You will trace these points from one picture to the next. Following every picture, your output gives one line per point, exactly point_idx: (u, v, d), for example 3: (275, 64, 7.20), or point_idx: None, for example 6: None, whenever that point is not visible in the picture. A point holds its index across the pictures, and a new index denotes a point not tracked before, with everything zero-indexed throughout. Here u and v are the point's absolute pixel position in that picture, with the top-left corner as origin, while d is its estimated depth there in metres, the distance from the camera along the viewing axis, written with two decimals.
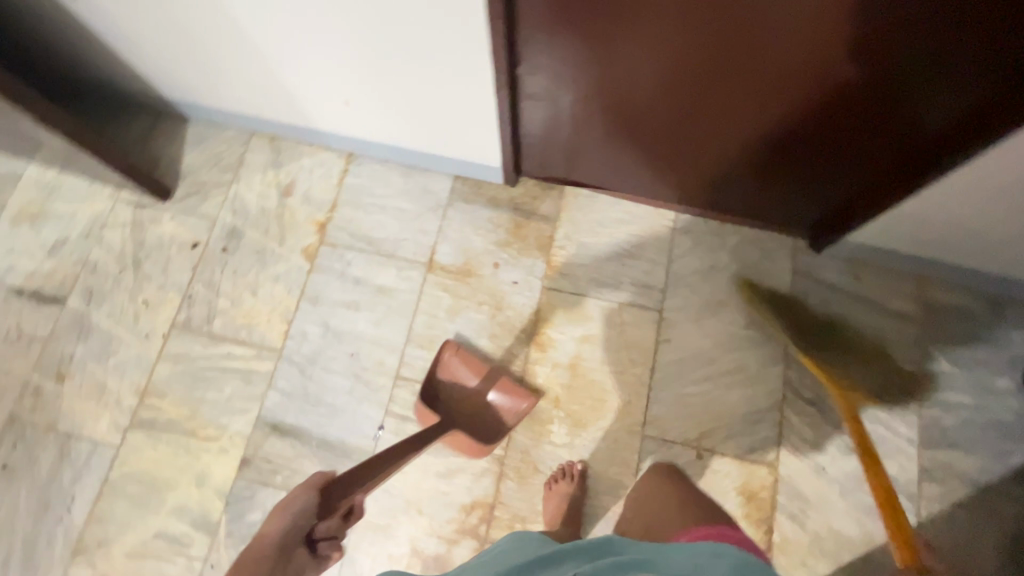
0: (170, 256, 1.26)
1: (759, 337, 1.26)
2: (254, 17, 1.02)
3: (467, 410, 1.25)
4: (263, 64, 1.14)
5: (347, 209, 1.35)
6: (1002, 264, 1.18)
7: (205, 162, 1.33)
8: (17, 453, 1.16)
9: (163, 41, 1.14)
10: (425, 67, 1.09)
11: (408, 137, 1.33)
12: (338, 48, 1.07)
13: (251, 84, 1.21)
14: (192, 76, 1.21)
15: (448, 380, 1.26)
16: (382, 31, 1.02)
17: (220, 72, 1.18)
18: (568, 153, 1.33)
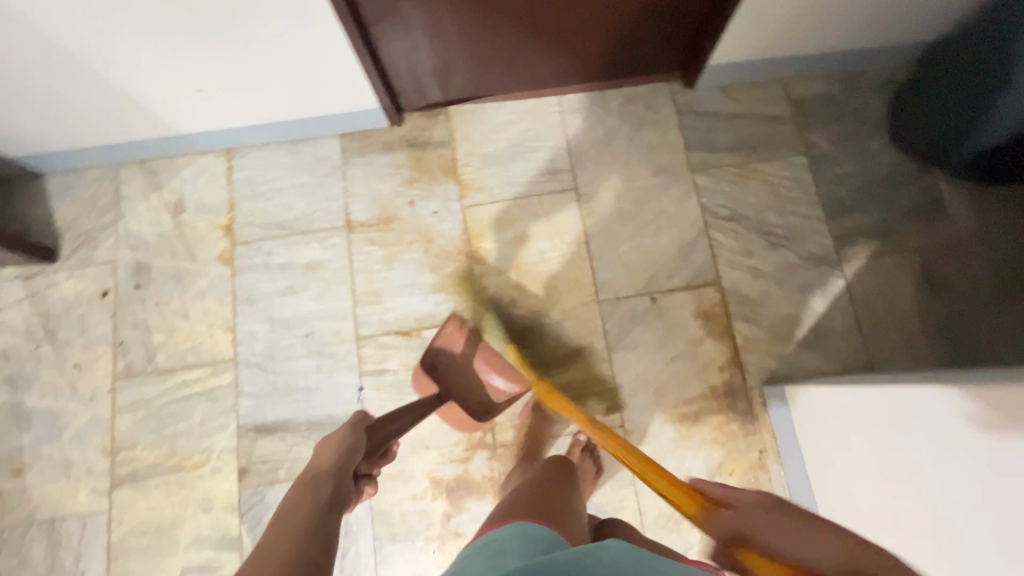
0: (83, 313, 1.25)
1: (669, 179, 1.29)
2: (67, 32, 0.96)
3: (465, 386, 1.15)
4: (95, 83, 1.07)
5: (247, 203, 1.30)
6: (843, 38, 1.23)
7: (80, 211, 1.31)
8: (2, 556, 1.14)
9: None
10: (252, 26, 1.00)
11: (272, 117, 1.25)
12: (160, 40, 0.99)
13: (93, 110, 1.14)
14: (31, 119, 1.14)
15: (448, 350, 1.16)
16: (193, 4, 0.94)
17: (55, 105, 1.11)
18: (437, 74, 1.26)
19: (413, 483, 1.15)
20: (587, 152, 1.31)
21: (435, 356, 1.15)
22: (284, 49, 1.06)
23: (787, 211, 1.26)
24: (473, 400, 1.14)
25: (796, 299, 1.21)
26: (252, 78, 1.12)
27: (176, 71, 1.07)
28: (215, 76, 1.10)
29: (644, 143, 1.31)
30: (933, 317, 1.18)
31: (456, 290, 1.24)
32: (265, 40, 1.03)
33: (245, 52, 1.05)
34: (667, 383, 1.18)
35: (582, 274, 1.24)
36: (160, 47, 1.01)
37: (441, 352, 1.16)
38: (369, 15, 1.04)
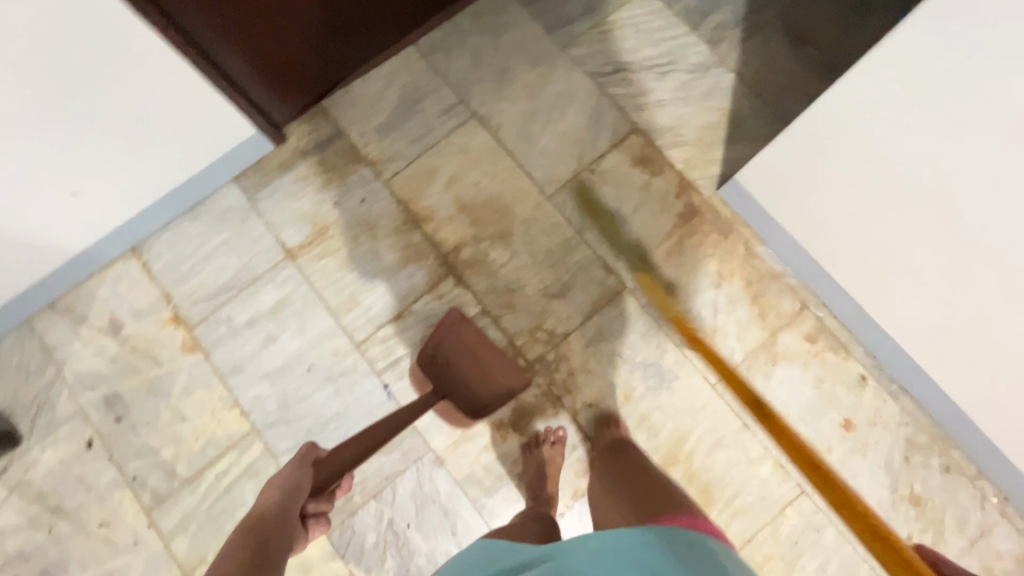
0: (79, 473, 1.17)
1: (548, 65, 1.33)
2: None
3: (465, 383, 1.16)
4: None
5: (181, 286, 1.25)
6: None
7: (15, 384, 1.20)
8: None
9: None
10: (107, 105, 0.94)
11: (160, 196, 1.19)
12: (23, 169, 0.92)
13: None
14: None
15: (452, 343, 1.17)
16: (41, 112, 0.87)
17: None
18: None
19: (480, 437, 1.17)
20: (467, 78, 1.33)
21: (435, 349, 1.18)
22: (146, 120, 1.01)
23: (660, 41, 1.34)
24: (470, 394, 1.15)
25: (706, 107, 1.30)
26: (126, 163, 1.06)
27: (52, 195, 1.00)
28: (90, 179, 1.03)
29: (510, 44, 1.34)
30: (815, 65, 1.31)
31: (420, 256, 1.25)
32: (125, 119, 0.98)
33: (106, 137, 0.99)
34: (642, 232, 1.25)
35: (521, 182, 1.28)
36: (28, 176, 0.94)
37: (442, 348, 1.17)
38: None
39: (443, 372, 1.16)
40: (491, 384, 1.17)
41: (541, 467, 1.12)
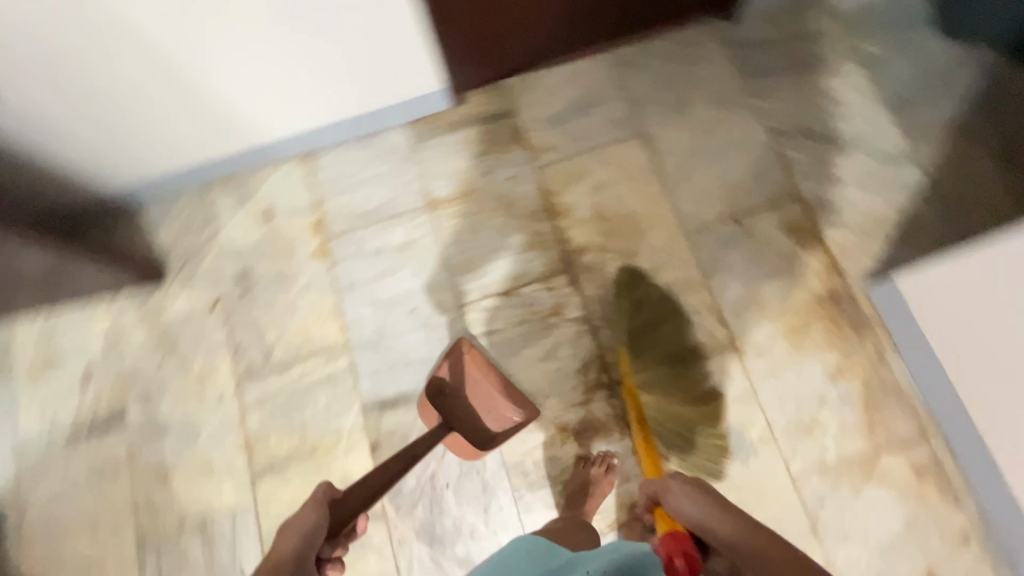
0: (199, 324, 1.32)
1: (729, 109, 1.32)
2: (187, 51, 1.04)
3: (467, 411, 1.15)
4: (181, 84, 1.11)
5: (332, 199, 1.38)
6: None
7: (178, 233, 1.39)
8: (167, 558, 1.20)
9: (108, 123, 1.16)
10: (346, 26, 1.07)
11: (342, 110, 1.31)
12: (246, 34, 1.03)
13: (178, 116, 1.19)
14: (120, 130, 1.18)
15: (453, 372, 1.17)
16: (297, 11, 1.01)
17: (144, 114, 1.16)
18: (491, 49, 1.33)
19: (540, 432, 1.18)
20: (645, 98, 1.35)
21: (440, 383, 1.16)
22: (356, 32, 1.09)
23: (852, 117, 1.28)
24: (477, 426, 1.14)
25: (880, 198, 1.23)
26: (325, 66, 1.16)
27: (255, 65, 1.10)
28: (293, 68, 1.14)
29: (698, 78, 1.35)
30: (1020, 193, 1.20)
31: (544, 246, 1.29)
32: (341, 24, 1.06)
33: (332, 50, 1.12)
34: (768, 298, 1.20)
35: (663, 210, 1.28)
36: (263, 57, 1.09)
37: (443, 376, 1.17)
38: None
39: (446, 396, 1.15)
40: (493, 418, 1.16)
41: (586, 488, 1.11)
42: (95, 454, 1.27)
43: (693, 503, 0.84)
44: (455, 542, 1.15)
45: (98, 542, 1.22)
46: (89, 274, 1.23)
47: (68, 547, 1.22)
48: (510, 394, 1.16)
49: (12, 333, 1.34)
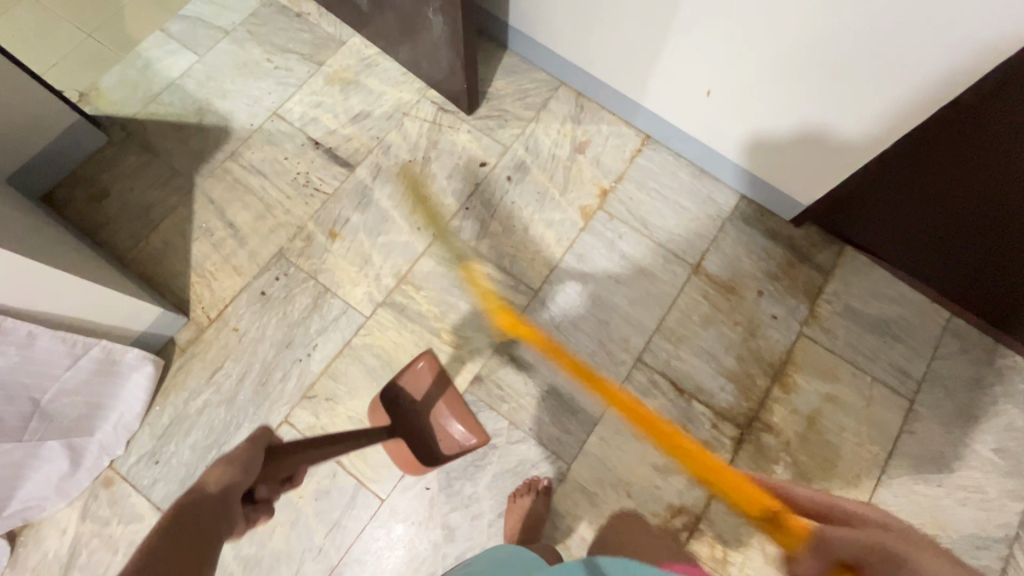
0: (457, 164, 1.37)
1: (1007, 468, 1.16)
2: (694, 12, 1.04)
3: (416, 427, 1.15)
4: (651, 5, 1.07)
5: (632, 187, 1.37)
6: None
7: (510, 93, 1.44)
8: (277, 284, 1.25)
9: None
10: (823, 99, 1.03)
11: (716, 139, 1.28)
12: (748, 38, 1.02)
13: (615, 36, 1.20)
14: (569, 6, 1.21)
15: (409, 385, 1.17)
16: (808, 60, 0.98)
17: (597, 17, 1.19)
18: (856, 229, 1.26)
19: (596, 512, 1.13)
20: (947, 381, 1.22)
21: (395, 394, 1.17)
22: (832, 98, 1.01)
23: None
24: (426, 446, 1.14)
25: None
26: (764, 93, 1.09)
27: (727, 36, 1.04)
28: (742, 80, 1.10)
29: (1005, 416, 1.20)
30: None
31: (744, 392, 1.21)
32: (817, 93, 1.03)
33: (784, 101, 1.08)
34: None
35: (863, 476, 1.16)
36: (735, 60, 1.07)
37: (400, 383, 1.17)
38: (879, 168, 1.07)
39: (399, 407, 1.16)
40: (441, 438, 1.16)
41: (518, 514, 1.08)
42: (309, 171, 1.35)
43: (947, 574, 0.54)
44: (456, 508, 1.12)
45: (251, 226, 1.30)
46: (443, 63, 1.29)
47: (232, 208, 1.31)
48: (459, 415, 1.16)
49: (348, 43, 1.46)
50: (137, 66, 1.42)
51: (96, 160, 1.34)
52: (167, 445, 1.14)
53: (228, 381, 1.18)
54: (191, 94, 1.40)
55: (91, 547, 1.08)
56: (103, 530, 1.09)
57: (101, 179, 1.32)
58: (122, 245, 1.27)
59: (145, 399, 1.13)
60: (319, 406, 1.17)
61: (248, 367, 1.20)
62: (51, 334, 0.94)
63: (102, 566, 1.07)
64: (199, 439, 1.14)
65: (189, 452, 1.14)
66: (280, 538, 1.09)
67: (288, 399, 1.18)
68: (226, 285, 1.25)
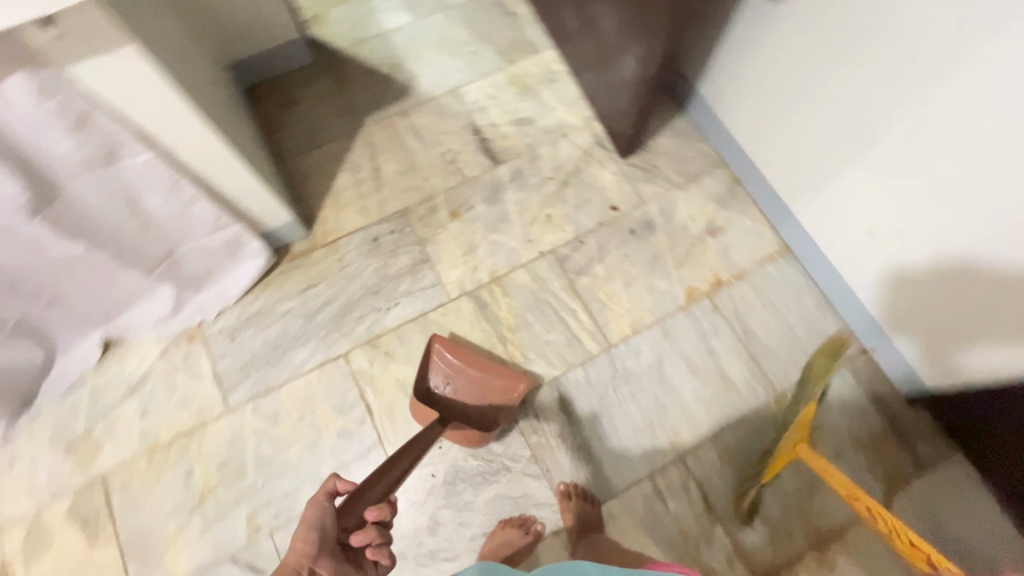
0: (590, 198, 1.39)
1: None
2: (894, 147, 0.98)
3: (461, 411, 1.18)
4: (864, 102, 0.99)
5: (749, 288, 1.31)
6: None
7: (669, 153, 1.43)
8: (390, 237, 1.35)
9: (765, 85, 1.19)
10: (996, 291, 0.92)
11: (859, 279, 1.19)
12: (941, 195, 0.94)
13: (803, 128, 1.14)
14: (765, 96, 1.20)
15: (437, 374, 1.20)
16: (996, 243, 0.89)
17: (788, 116, 1.16)
18: (977, 439, 1.12)
19: None
20: None
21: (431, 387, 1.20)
22: (1007, 294, 0.91)
23: None
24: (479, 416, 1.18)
25: None
26: (933, 257, 1.00)
27: (935, 167, 0.93)
28: (915, 234, 1.02)
29: None
30: None
31: (773, 543, 1.12)
32: (991, 283, 0.92)
33: (951, 272, 0.98)
34: None
35: None
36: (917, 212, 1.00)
37: (426, 381, 1.20)
38: None
39: (439, 403, 1.19)
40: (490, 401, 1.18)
41: (500, 543, 1.09)
42: (459, 151, 1.44)
43: None
44: (448, 506, 1.15)
45: (392, 178, 1.41)
46: (619, 104, 1.32)
47: (383, 156, 1.43)
48: (493, 376, 1.18)
49: (542, 54, 1.54)
50: (364, 9, 1.59)
51: (300, 74, 1.52)
52: (246, 330, 1.28)
53: (315, 299, 1.30)
54: (395, 48, 1.55)
55: (156, 384, 1.24)
56: (170, 374, 1.25)
57: (296, 91, 1.50)
58: (287, 151, 1.44)
59: (246, 285, 1.27)
60: (376, 357, 1.25)
61: (336, 296, 1.31)
62: (206, 204, 1.07)
63: (156, 402, 1.23)
64: (272, 337, 1.27)
65: (260, 344, 1.26)
66: (296, 452, 1.20)
67: (354, 338, 1.27)
68: (349, 220, 1.37)
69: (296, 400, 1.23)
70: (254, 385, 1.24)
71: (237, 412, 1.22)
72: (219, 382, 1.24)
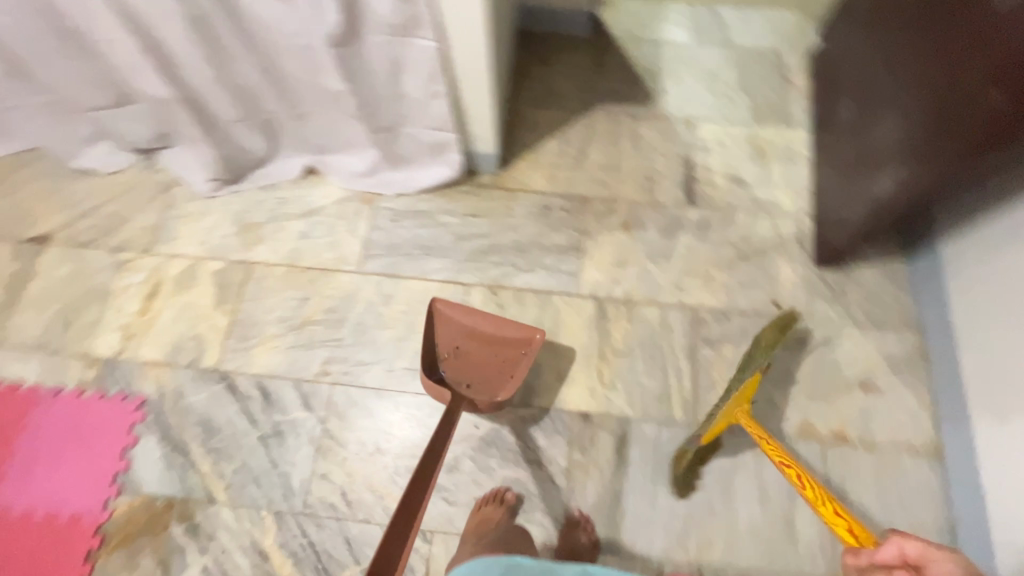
0: (758, 284, 1.33)
1: None
2: None
3: (472, 369, 1.22)
4: None
5: (866, 461, 1.19)
6: None
7: (868, 287, 1.31)
8: (561, 213, 1.41)
9: (1012, 284, 1.05)
10: None
11: (999, 530, 1.03)
12: None
13: None
14: (1004, 295, 1.06)
15: (441, 341, 1.23)
16: None
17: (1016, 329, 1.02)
18: None
19: None
20: None
21: (439, 355, 1.23)
22: None
23: None
24: (488, 375, 1.22)
25: None
26: None
27: None
28: None
29: None
30: None
31: None
32: None
33: None
34: None
35: None
36: None
37: (437, 347, 1.23)
38: None
39: (449, 375, 1.22)
40: (500, 360, 1.22)
41: (482, 521, 1.12)
42: (664, 176, 1.45)
43: None
44: (474, 460, 1.21)
45: (592, 165, 1.46)
46: (844, 217, 1.24)
47: (595, 143, 1.49)
48: (505, 332, 1.22)
49: (794, 132, 1.49)
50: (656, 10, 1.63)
51: (569, 38, 1.61)
52: (407, 220, 1.42)
53: (472, 227, 1.40)
54: (661, 58, 1.57)
55: (324, 219, 1.43)
56: (337, 219, 1.43)
57: (557, 50, 1.59)
58: (521, 95, 1.54)
59: (429, 184, 1.40)
60: (491, 303, 1.33)
61: (489, 235, 1.40)
62: (445, 104, 1.19)
63: (316, 234, 1.42)
64: (423, 237, 1.40)
65: (411, 236, 1.40)
66: (386, 336, 1.32)
67: (483, 277, 1.36)
68: (537, 180, 1.45)
69: (411, 296, 1.35)
70: (388, 265, 1.38)
71: (365, 277, 1.37)
72: (366, 247, 1.40)
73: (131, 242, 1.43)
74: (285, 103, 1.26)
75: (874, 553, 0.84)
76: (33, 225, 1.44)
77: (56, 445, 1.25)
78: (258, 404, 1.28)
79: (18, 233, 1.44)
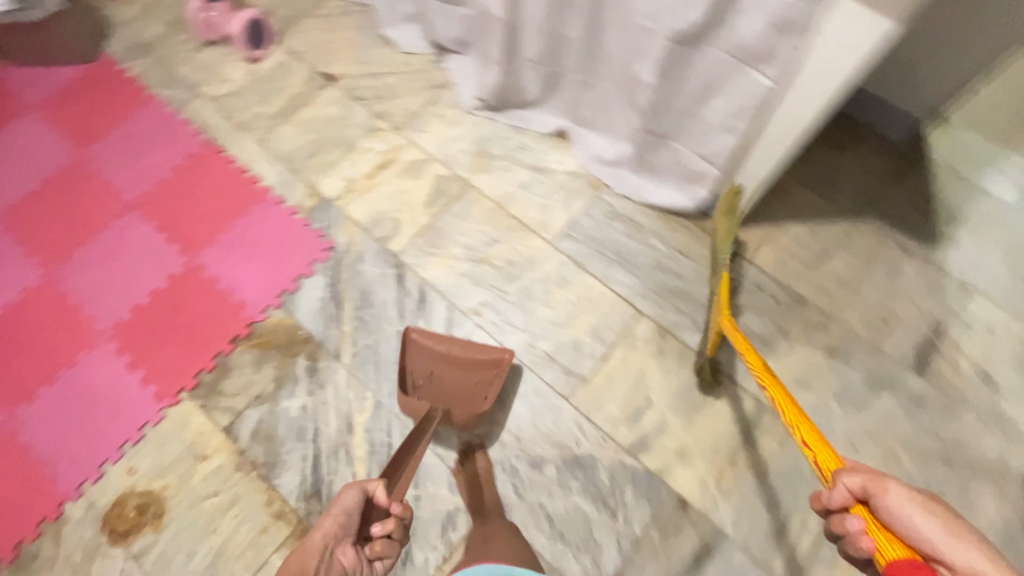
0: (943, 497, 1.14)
1: None
2: None
3: (447, 395, 1.21)
4: None
5: None
6: None
7: None
8: (770, 300, 1.30)
9: None
10: None
11: None
12: None
13: None
14: None
15: (415, 366, 1.23)
16: None
17: None
18: None
19: None
20: None
21: (413, 381, 1.22)
22: None
23: None
24: (459, 393, 1.21)
25: None
26: None
27: None
28: None
29: None
30: None
31: None
32: None
33: None
34: None
35: None
36: None
37: (410, 372, 1.22)
38: None
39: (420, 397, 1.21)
40: (473, 384, 1.22)
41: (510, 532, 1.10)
42: (901, 326, 1.27)
43: (938, 525, 0.64)
44: (559, 471, 1.19)
45: (829, 272, 1.31)
46: None
47: (845, 252, 1.33)
48: (481, 354, 1.22)
49: None
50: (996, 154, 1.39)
51: (880, 132, 1.42)
52: (621, 223, 1.40)
53: (676, 264, 1.35)
54: (971, 205, 1.35)
55: (548, 181, 1.46)
56: (561, 188, 1.45)
57: (860, 139, 1.42)
58: (796, 164, 1.41)
59: (659, 202, 1.36)
60: (654, 342, 1.28)
61: (688, 280, 1.33)
62: (733, 142, 1.13)
63: (535, 190, 1.46)
64: (626, 246, 1.37)
65: (616, 239, 1.38)
66: (543, 312, 1.32)
67: (660, 315, 1.30)
68: (765, 254, 1.34)
69: (585, 291, 1.34)
70: (581, 253, 1.37)
71: (555, 251, 1.38)
72: (571, 226, 1.41)
73: (390, 115, 1.58)
74: (584, 64, 1.29)
75: (830, 496, 0.74)
76: (329, 64, 1.65)
77: (250, 241, 1.42)
78: (412, 304, 1.35)
79: (316, 64, 1.65)
